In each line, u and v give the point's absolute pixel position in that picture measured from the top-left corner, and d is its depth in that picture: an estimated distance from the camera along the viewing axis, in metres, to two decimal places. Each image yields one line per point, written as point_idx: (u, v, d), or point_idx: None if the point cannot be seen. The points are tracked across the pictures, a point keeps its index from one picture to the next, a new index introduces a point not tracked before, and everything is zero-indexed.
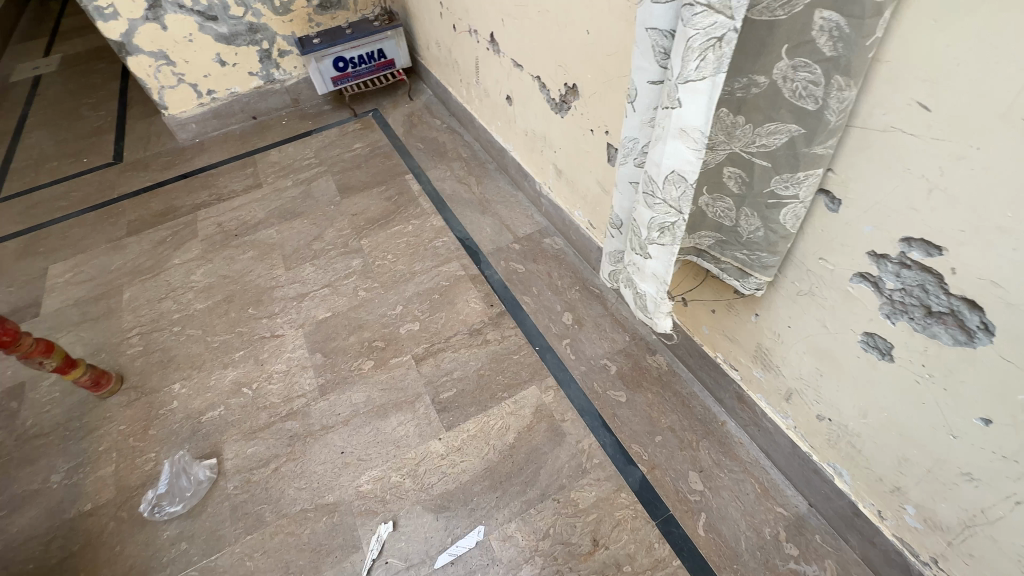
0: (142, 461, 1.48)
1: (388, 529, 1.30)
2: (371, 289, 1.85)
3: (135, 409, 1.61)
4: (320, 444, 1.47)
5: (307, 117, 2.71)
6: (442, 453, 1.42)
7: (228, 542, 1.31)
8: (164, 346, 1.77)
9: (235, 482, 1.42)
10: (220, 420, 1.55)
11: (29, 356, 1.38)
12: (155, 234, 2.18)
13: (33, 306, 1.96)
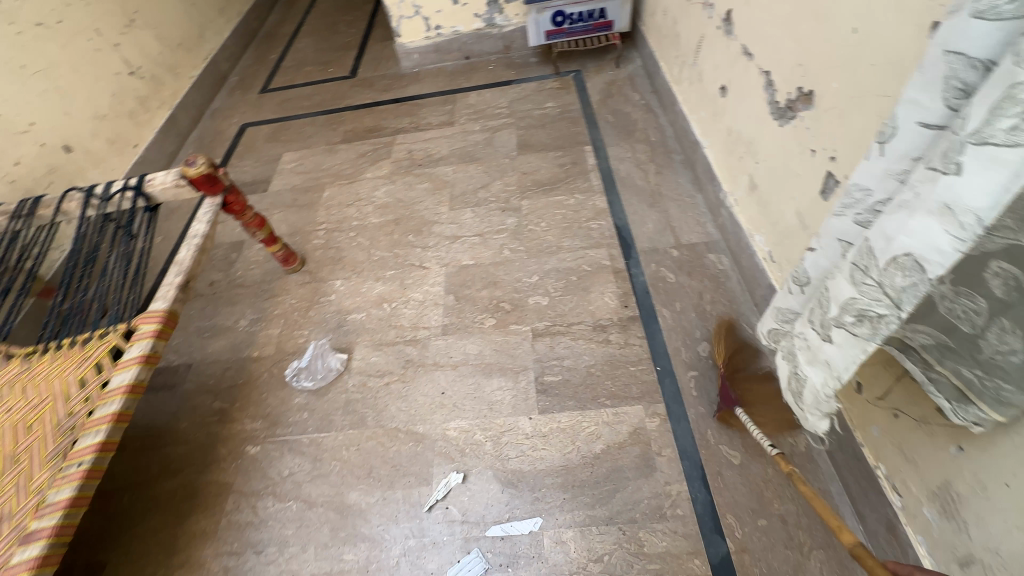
0: (299, 334, 1.79)
1: (458, 478, 1.37)
2: (515, 250, 1.88)
3: (306, 291, 1.92)
4: (427, 377, 1.60)
5: (512, 66, 2.76)
6: (527, 432, 1.43)
7: (336, 427, 1.53)
8: (339, 246, 2.06)
9: (355, 381, 1.63)
10: (360, 324, 1.78)
11: (248, 225, 1.70)
12: (360, 147, 2.50)
13: (265, 183, 2.42)
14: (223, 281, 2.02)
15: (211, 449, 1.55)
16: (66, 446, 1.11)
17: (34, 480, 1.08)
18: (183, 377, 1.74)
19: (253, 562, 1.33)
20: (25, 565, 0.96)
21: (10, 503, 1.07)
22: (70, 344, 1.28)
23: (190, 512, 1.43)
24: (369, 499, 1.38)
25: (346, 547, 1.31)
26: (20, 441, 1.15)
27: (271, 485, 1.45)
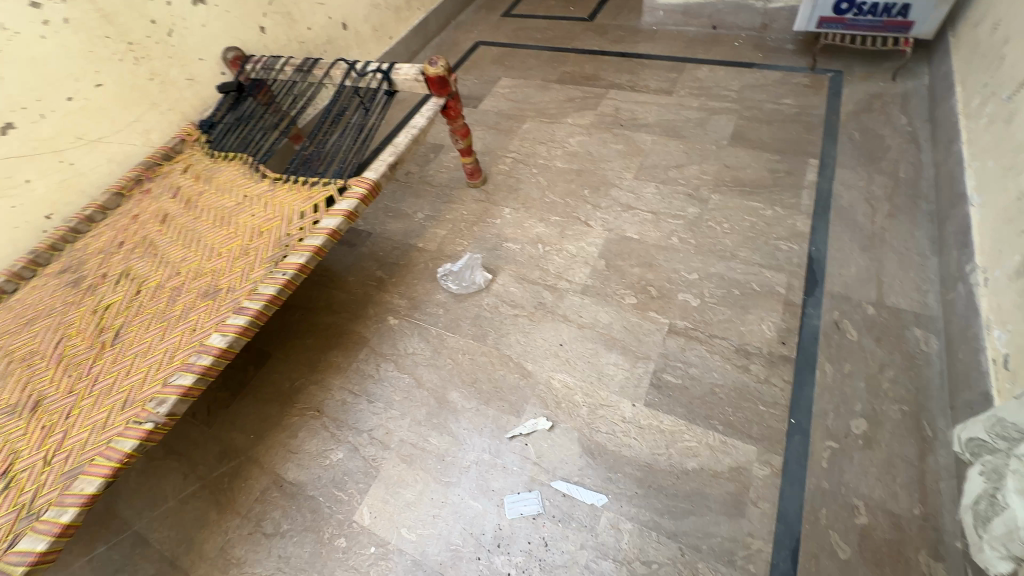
0: (459, 242, 1.96)
1: (545, 425, 1.43)
2: (685, 241, 1.78)
3: (478, 208, 2.08)
4: (552, 326, 1.65)
5: (762, 48, 2.46)
6: (625, 417, 1.41)
7: (460, 333, 1.69)
8: (519, 178, 2.16)
9: (490, 302, 1.75)
10: (512, 254, 1.88)
11: (455, 132, 1.87)
12: (571, 91, 2.52)
13: (478, 100, 2.60)
14: (416, 174, 2.28)
15: (364, 306, 1.83)
16: (281, 256, 1.37)
17: (253, 271, 1.35)
18: (363, 242, 2.05)
19: (363, 407, 1.57)
20: (234, 328, 1.21)
21: (232, 280, 1.35)
22: (304, 183, 1.56)
23: (334, 347, 1.74)
24: (465, 404, 1.52)
25: (433, 432, 1.48)
26: (251, 239, 1.44)
27: (396, 355, 1.68)
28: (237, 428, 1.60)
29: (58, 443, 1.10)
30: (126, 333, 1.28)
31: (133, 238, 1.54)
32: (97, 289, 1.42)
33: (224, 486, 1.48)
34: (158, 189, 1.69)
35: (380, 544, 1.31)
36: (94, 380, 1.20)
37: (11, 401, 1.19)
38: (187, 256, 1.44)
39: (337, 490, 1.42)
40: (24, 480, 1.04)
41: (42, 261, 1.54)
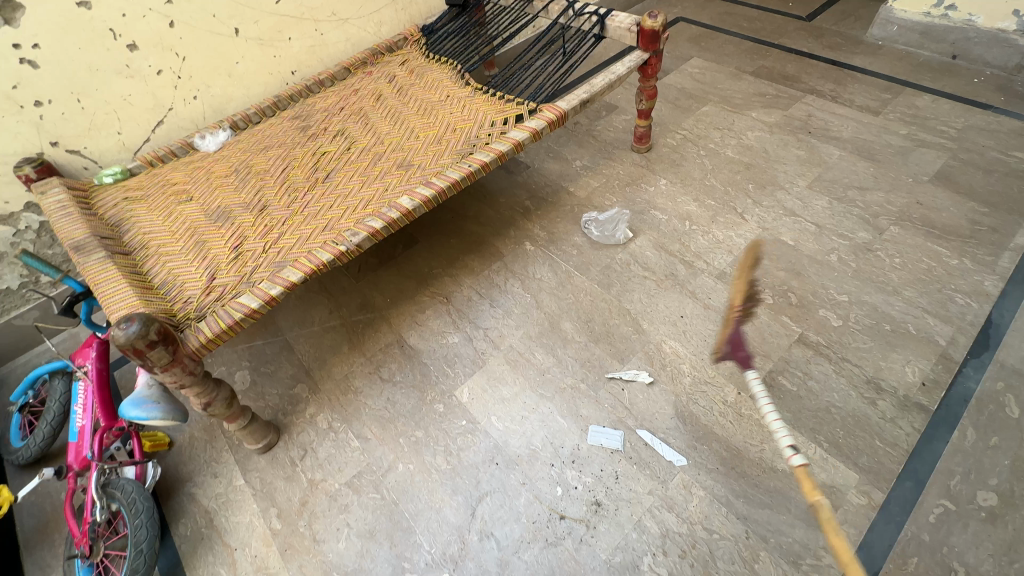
0: (608, 197, 2.02)
1: (645, 379, 1.48)
2: (844, 263, 1.68)
3: (635, 171, 2.11)
4: (678, 297, 1.67)
5: (1007, 91, 2.16)
6: (727, 400, 1.41)
7: (587, 276, 1.77)
8: (684, 155, 2.14)
9: (623, 258, 1.81)
10: (657, 222, 1.90)
11: (642, 91, 1.90)
12: (764, 87, 2.42)
13: (663, 73, 2.59)
14: (584, 126, 2.35)
15: (506, 226, 1.98)
16: (469, 151, 1.53)
17: (442, 157, 1.53)
18: (520, 172, 2.19)
19: (485, 308, 1.73)
20: (421, 196, 1.39)
21: (424, 160, 1.53)
22: (499, 98, 1.71)
23: (473, 252, 1.91)
24: (575, 337, 1.61)
25: (540, 350, 1.60)
26: (446, 132, 1.62)
27: (523, 275, 1.81)
28: (377, 289, 1.83)
29: (274, 240, 1.35)
30: (335, 177, 1.52)
31: (351, 106, 1.79)
32: (318, 137, 1.68)
33: (356, 329, 1.73)
34: (377, 73, 1.94)
35: (471, 420, 1.47)
36: (306, 204, 1.45)
37: (245, 200, 1.48)
38: (392, 132, 1.66)
39: (446, 366, 1.60)
40: (247, 258, 1.31)
41: (281, 105, 1.85)
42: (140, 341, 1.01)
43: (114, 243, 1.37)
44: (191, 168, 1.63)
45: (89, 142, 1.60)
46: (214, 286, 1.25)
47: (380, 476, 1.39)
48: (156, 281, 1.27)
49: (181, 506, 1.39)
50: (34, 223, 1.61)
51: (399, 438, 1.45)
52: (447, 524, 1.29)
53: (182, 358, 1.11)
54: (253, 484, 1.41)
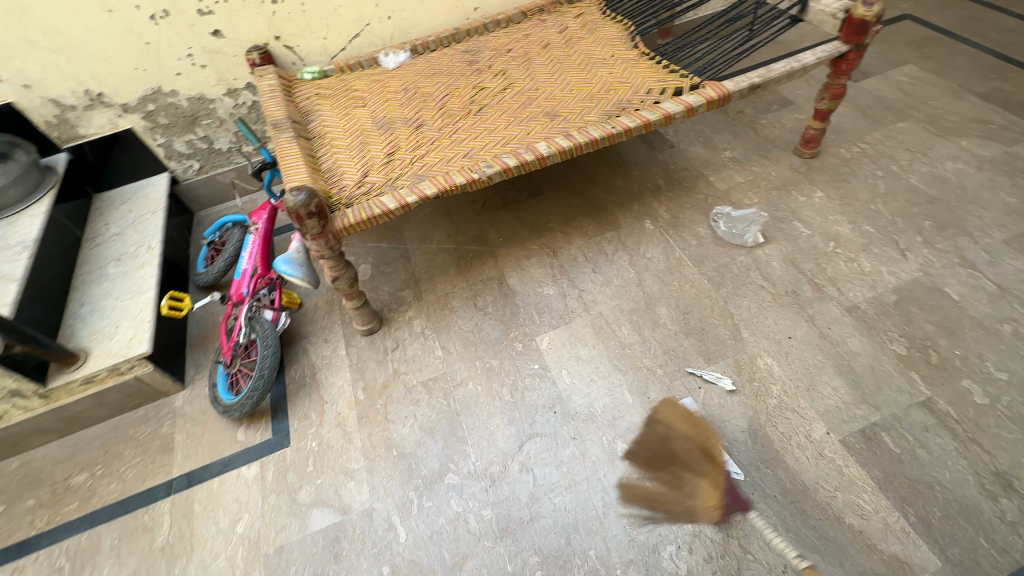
0: (749, 195, 1.87)
1: (726, 387, 1.42)
2: (1020, 338, 1.40)
3: (790, 175, 1.92)
4: (792, 317, 1.53)
5: None
6: (810, 435, 1.31)
7: (699, 268, 1.69)
8: (855, 170, 1.89)
9: (744, 260, 1.69)
10: (796, 233, 1.73)
11: (827, 88, 1.69)
12: (991, 113, 2.00)
13: (862, 74, 2.25)
14: (747, 116, 2.17)
15: (631, 199, 1.95)
16: (617, 113, 1.53)
17: (588, 114, 1.55)
18: (662, 148, 2.11)
19: (586, 271, 1.76)
20: (558, 146, 1.44)
21: (571, 114, 1.56)
22: (663, 67, 1.66)
23: (591, 215, 1.92)
24: (667, 324, 1.58)
25: (627, 324, 1.60)
26: (600, 91, 1.62)
27: (633, 251, 1.78)
28: (494, 227, 1.95)
29: (421, 155, 1.50)
30: (486, 112, 1.62)
31: (518, 49, 1.86)
32: (481, 73, 1.78)
33: (466, 256, 1.87)
34: (551, 23, 1.97)
35: (543, 367, 1.54)
36: (455, 131, 1.57)
37: (406, 115, 1.65)
38: (548, 81, 1.70)
39: (534, 312, 1.67)
40: (396, 165, 1.48)
41: (458, 38, 1.98)
42: (303, 209, 1.22)
43: (301, 128, 1.62)
44: (370, 79, 1.84)
45: (302, 41, 1.88)
46: (365, 182, 1.43)
47: (450, 386, 1.54)
48: (323, 167, 1.50)
49: (296, 355, 1.68)
50: (249, 101, 1.97)
51: (475, 360, 1.58)
52: (495, 446, 1.40)
53: (328, 233, 1.32)
54: (351, 358, 1.65)
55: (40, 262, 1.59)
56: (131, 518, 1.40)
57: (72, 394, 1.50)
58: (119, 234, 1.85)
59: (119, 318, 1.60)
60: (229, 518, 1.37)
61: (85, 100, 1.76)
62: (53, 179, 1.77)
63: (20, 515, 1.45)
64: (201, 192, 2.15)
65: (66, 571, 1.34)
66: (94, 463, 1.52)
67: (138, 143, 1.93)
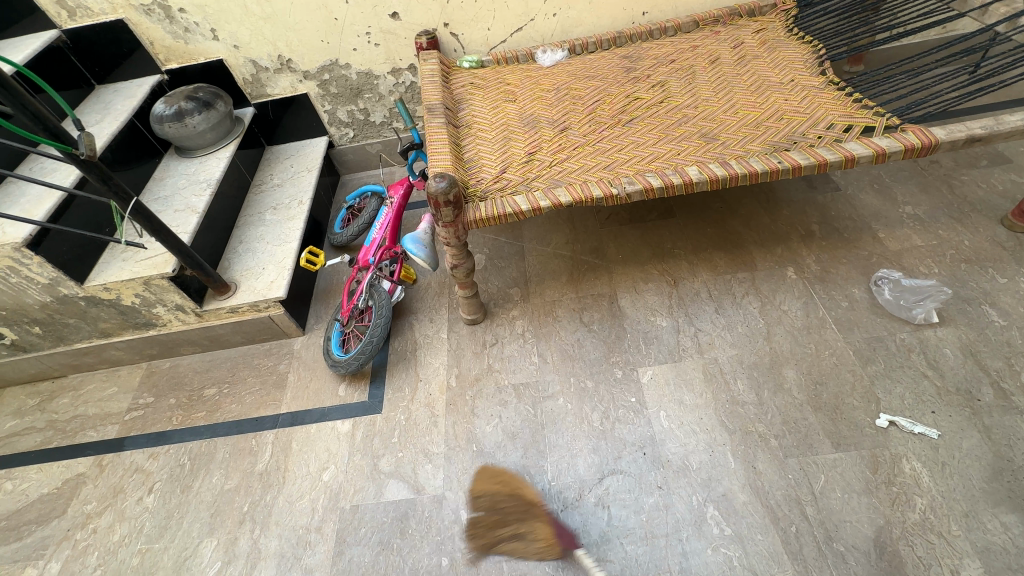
0: (928, 262, 1.58)
1: (854, 482, 1.21)
2: None
3: (988, 249, 1.58)
4: (960, 422, 1.26)
5: None
6: (958, 571, 1.07)
7: (845, 336, 1.47)
8: None
9: (906, 339, 1.43)
10: (985, 321, 1.42)
11: None
12: None
13: None
14: (943, 169, 1.83)
15: (775, 241, 1.74)
16: (785, 146, 1.36)
17: (751, 142, 1.40)
18: (824, 190, 1.86)
19: (708, 309, 1.61)
20: (710, 173, 1.32)
21: (730, 139, 1.42)
22: (854, 100, 1.44)
23: (726, 250, 1.76)
24: (793, 389, 1.39)
25: (744, 379, 1.43)
26: (769, 117, 1.45)
27: (767, 299, 1.60)
28: (615, 242, 1.86)
29: (560, 159, 1.47)
30: (636, 124, 1.54)
31: (683, 62, 1.74)
32: (638, 82, 1.69)
33: (581, 267, 1.81)
34: (724, 35, 1.81)
35: (639, 401, 1.44)
36: (600, 140, 1.51)
37: (553, 116, 1.62)
38: (711, 99, 1.57)
39: (641, 341, 1.57)
40: (535, 166, 1.46)
41: (619, 42, 1.89)
42: (442, 197, 1.26)
43: (451, 115, 1.66)
44: (523, 75, 1.83)
45: (467, 30, 1.93)
46: (502, 177, 1.44)
47: (540, 396, 1.50)
48: (465, 156, 1.52)
49: (402, 328, 1.76)
50: (408, 81, 2.08)
51: (571, 376, 1.53)
52: (574, 471, 1.35)
53: (458, 223, 1.34)
54: (451, 343, 1.69)
55: (217, 200, 1.84)
56: (243, 438, 1.59)
57: (219, 318, 1.71)
58: (279, 185, 2.07)
59: (265, 261, 1.79)
60: (318, 464, 1.48)
61: (277, 63, 1.99)
62: (239, 128, 2.04)
63: (162, 410, 1.70)
64: (350, 158, 2.35)
65: (187, 468, 1.55)
66: (222, 380, 1.74)
67: (309, 107, 2.15)
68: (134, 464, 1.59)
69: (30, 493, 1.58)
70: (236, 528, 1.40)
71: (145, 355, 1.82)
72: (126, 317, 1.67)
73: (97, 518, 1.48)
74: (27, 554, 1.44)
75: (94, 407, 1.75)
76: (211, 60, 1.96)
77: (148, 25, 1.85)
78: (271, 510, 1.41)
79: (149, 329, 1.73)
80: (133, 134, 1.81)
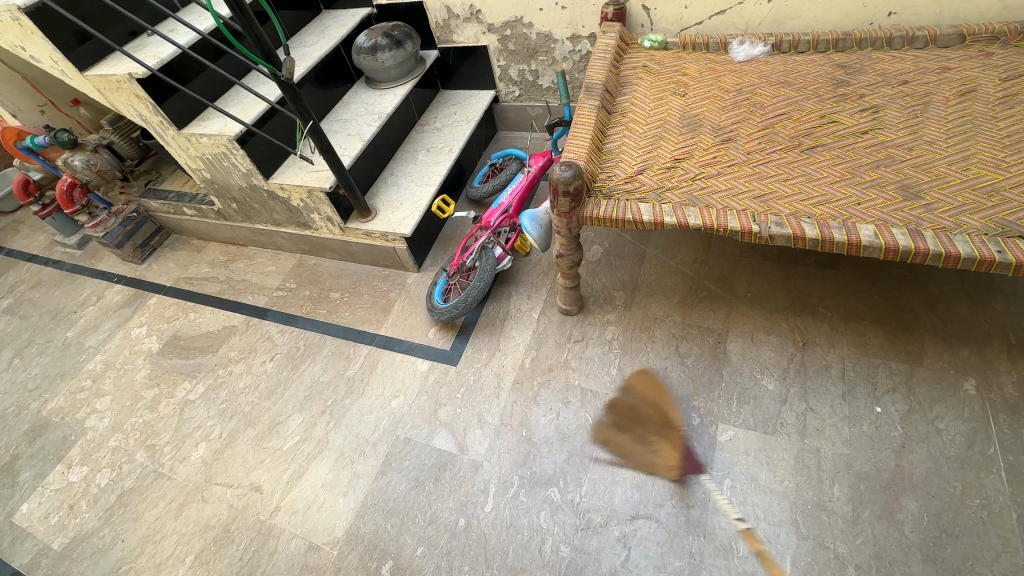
0: None
1: None
2: None
3: None
4: None
5: None
6: None
7: (1016, 492, 1.12)
8: None
9: None
10: None
11: None
12: None
13: None
14: None
15: (964, 339, 1.36)
16: (1021, 231, 1.02)
17: (971, 213, 1.07)
18: None
19: (833, 390, 1.35)
20: (888, 238, 1.06)
21: (941, 202, 1.11)
22: None
23: (887, 329, 1.43)
24: (905, 525, 1.12)
25: (844, 487, 1.19)
26: (1014, 187, 1.09)
27: (919, 405, 1.28)
28: (750, 276, 1.64)
29: (708, 174, 1.30)
30: (818, 153, 1.28)
31: (918, 85, 1.37)
32: (844, 101, 1.39)
33: (699, 292, 1.64)
34: (997, 60, 1.37)
35: (705, 457, 1.31)
36: (765, 162, 1.30)
37: (721, 122, 1.43)
38: (936, 143, 1.22)
39: (735, 397, 1.39)
40: (676, 174, 1.32)
41: (840, 45, 1.55)
42: (562, 186, 1.22)
43: (609, 98, 1.57)
44: (706, 66, 1.63)
45: (661, 5, 1.76)
46: (636, 179, 1.33)
47: (604, 411, 1.45)
48: (606, 145, 1.44)
49: (500, 295, 1.81)
50: (584, 50, 2.00)
51: (642, 403, 1.44)
52: (609, 499, 1.29)
53: (573, 215, 1.30)
54: (539, 325, 1.70)
55: (383, 132, 2.03)
56: (345, 343, 1.83)
57: (356, 237, 1.95)
58: (439, 130, 2.21)
59: (405, 197, 1.95)
60: (391, 390, 1.65)
61: (467, 13, 2.06)
62: (420, 69, 2.19)
63: (298, 297, 2.04)
64: (510, 116, 2.38)
65: (300, 351, 1.85)
66: (346, 289, 2.00)
67: (486, 60, 2.20)
68: (268, 333, 1.95)
69: (202, 327, 2.04)
70: (317, 415, 1.65)
71: (300, 249, 2.17)
72: (292, 215, 1.99)
73: (233, 364, 1.88)
74: (187, 372, 1.89)
75: (256, 278, 2.17)
76: (414, 1, 2.11)
77: None
78: (345, 413, 1.63)
79: (306, 230, 2.05)
80: (336, 59, 2.06)
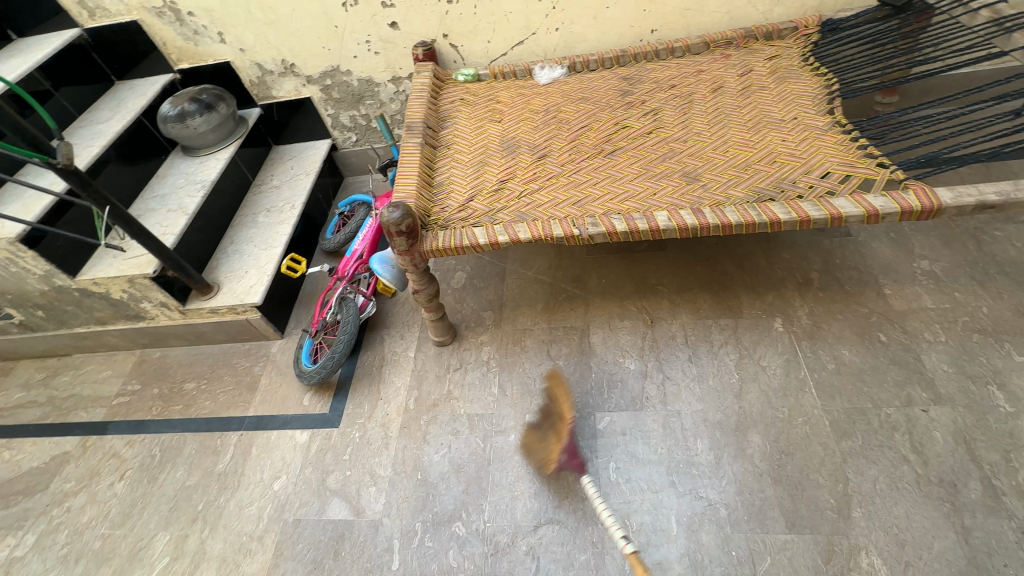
0: (933, 328, 1.42)
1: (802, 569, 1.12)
2: None
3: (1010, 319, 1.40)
4: (936, 519, 1.14)
5: None
6: None
7: (825, 403, 1.35)
8: None
9: (893, 415, 1.30)
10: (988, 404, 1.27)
11: None
12: None
13: None
14: (974, 221, 1.63)
15: (767, 287, 1.62)
16: (770, 195, 1.25)
17: (735, 186, 1.29)
18: (834, 234, 1.71)
19: (681, 356, 1.52)
20: (679, 220, 1.24)
21: (713, 181, 1.33)
22: (858, 146, 1.30)
23: (712, 292, 1.65)
24: (755, 457, 1.30)
25: (705, 438, 1.35)
26: (760, 160, 1.34)
27: (746, 351, 1.49)
28: (598, 270, 1.79)
29: (531, 190, 1.41)
30: (618, 156, 1.46)
31: (683, 87, 1.63)
32: (631, 108, 1.60)
33: (558, 295, 1.75)
34: (734, 60, 1.68)
35: (590, 448, 1.39)
36: (577, 171, 1.44)
37: (536, 140, 1.56)
38: (703, 134, 1.46)
39: (605, 384, 1.50)
40: (503, 196, 1.41)
41: (622, 61, 1.79)
42: (394, 227, 1.23)
43: (433, 134, 1.63)
44: (517, 92, 1.77)
45: (466, 42, 1.88)
46: (468, 206, 1.40)
47: (492, 431, 1.47)
48: (436, 179, 1.49)
49: (373, 342, 1.77)
50: (407, 90, 2.06)
51: (526, 413, 1.49)
52: (512, 515, 1.31)
53: (415, 251, 1.32)
54: (417, 363, 1.68)
55: (211, 201, 1.89)
56: (209, 436, 1.65)
57: (201, 317, 1.78)
58: (277, 187, 2.11)
59: (249, 264, 1.83)
60: (271, 472, 1.52)
61: (281, 67, 2.01)
62: (243, 129, 2.09)
63: (146, 399, 1.79)
64: (353, 162, 2.36)
65: (156, 459, 1.63)
66: (202, 376, 1.81)
67: (313, 111, 2.17)
68: (112, 449, 1.68)
69: (22, 464, 1.70)
70: (188, 526, 1.46)
71: (138, 344, 1.92)
72: (117, 309, 1.76)
73: (71, 497, 1.59)
74: (9, 523, 1.56)
75: (88, 389, 1.87)
76: (220, 62, 2.02)
77: (160, 27, 1.92)
78: (221, 513, 1.46)
79: (139, 321, 1.82)
80: (139, 132, 1.89)
